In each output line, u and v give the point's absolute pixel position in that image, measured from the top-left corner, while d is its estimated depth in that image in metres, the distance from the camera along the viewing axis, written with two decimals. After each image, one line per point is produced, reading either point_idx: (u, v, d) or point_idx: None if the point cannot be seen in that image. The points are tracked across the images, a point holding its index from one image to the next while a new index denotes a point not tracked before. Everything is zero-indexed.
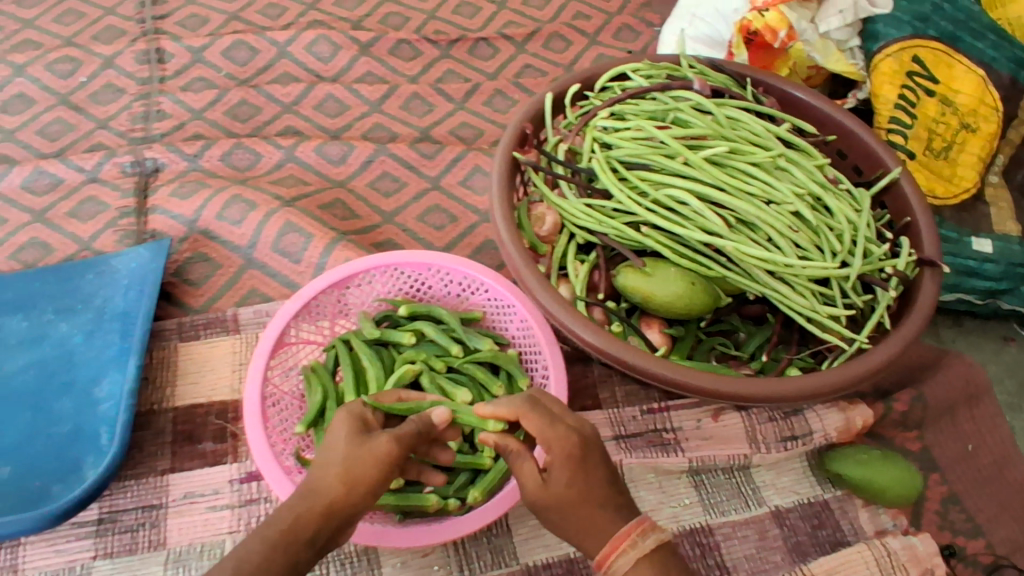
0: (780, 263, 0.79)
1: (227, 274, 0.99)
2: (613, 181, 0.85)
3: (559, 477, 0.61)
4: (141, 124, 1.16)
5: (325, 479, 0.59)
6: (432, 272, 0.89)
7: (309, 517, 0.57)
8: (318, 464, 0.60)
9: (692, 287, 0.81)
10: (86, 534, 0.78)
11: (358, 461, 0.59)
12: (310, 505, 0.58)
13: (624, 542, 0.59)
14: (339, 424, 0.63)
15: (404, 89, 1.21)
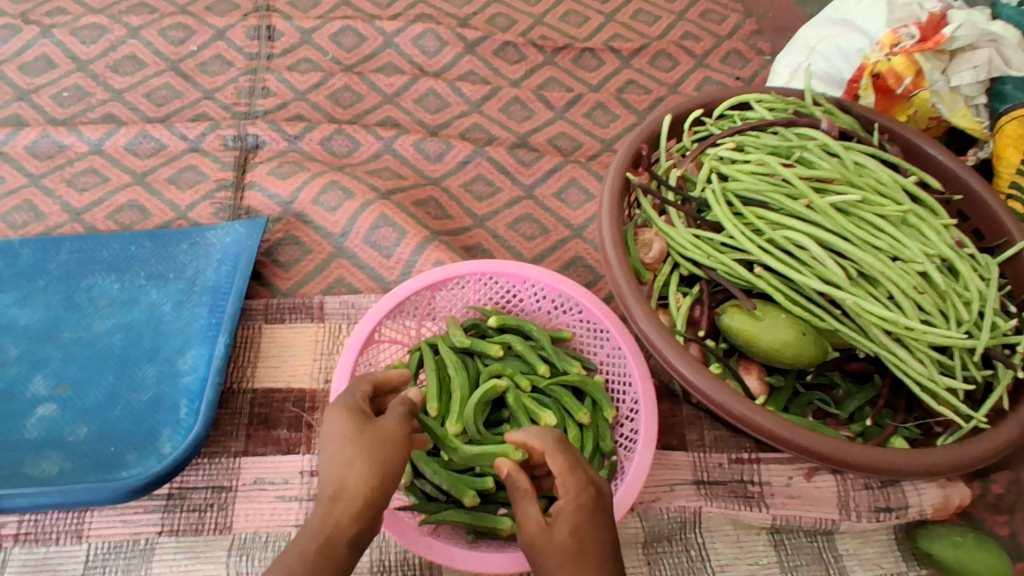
0: (901, 324, 0.75)
1: (317, 260, 0.98)
2: (728, 215, 0.82)
3: (563, 525, 0.58)
4: (246, 99, 1.17)
5: (348, 479, 0.57)
6: (525, 286, 0.87)
7: (345, 525, 0.56)
8: (333, 463, 0.58)
9: (802, 337, 0.77)
10: (154, 508, 0.77)
11: (376, 450, 0.58)
12: (337, 508, 0.56)
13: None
14: (342, 413, 0.61)
15: (507, 92, 1.20)
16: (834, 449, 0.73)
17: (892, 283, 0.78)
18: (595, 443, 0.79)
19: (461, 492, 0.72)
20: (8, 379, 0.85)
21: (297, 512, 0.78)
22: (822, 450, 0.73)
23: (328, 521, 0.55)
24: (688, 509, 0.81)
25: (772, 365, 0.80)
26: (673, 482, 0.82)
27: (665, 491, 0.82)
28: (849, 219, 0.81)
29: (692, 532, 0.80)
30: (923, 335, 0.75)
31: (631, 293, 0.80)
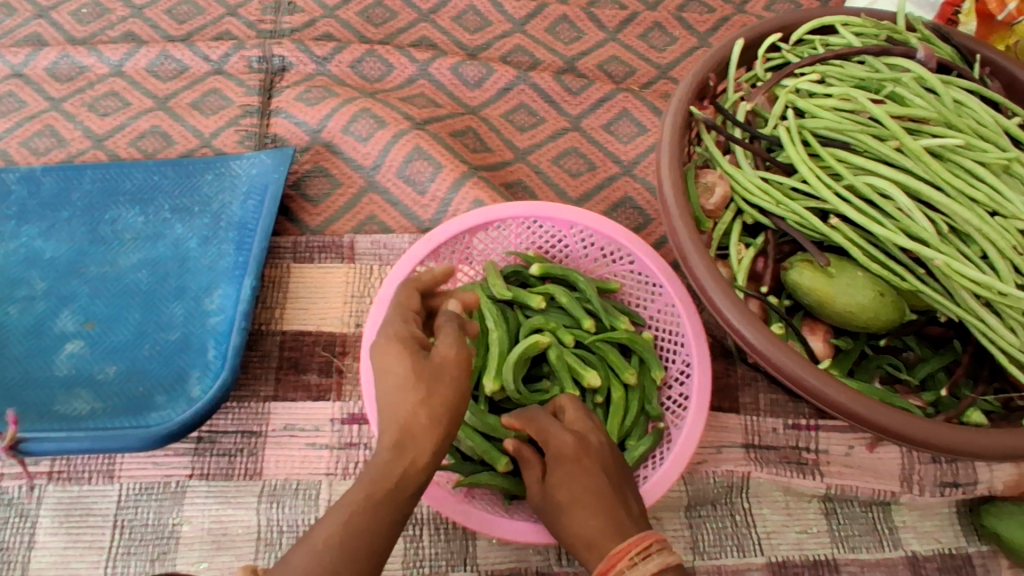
0: (996, 289, 0.67)
1: (347, 195, 0.92)
2: (804, 157, 0.73)
3: (554, 478, 0.59)
4: (271, 15, 1.08)
5: (412, 422, 0.48)
6: (572, 231, 0.80)
7: (406, 477, 0.48)
8: (392, 402, 0.49)
9: (880, 298, 0.69)
10: (185, 451, 0.77)
11: (441, 390, 0.50)
12: (398, 454, 0.48)
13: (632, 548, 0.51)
14: (402, 338, 0.51)
15: (554, 10, 1.08)
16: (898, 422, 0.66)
17: (989, 241, 0.68)
18: (640, 405, 0.74)
19: (494, 457, 0.70)
20: (36, 314, 0.83)
21: (328, 461, 0.76)
22: (881, 423, 0.67)
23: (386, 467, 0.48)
24: (736, 474, 0.77)
25: (842, 326, 0.73)
26: (722, 444, 0.77)
27: (713, 453, 0.77)
28: (944, 166, 0.71)
29: (738, 497, 0.77)
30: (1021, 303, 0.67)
31: (692, 248, 0.71)
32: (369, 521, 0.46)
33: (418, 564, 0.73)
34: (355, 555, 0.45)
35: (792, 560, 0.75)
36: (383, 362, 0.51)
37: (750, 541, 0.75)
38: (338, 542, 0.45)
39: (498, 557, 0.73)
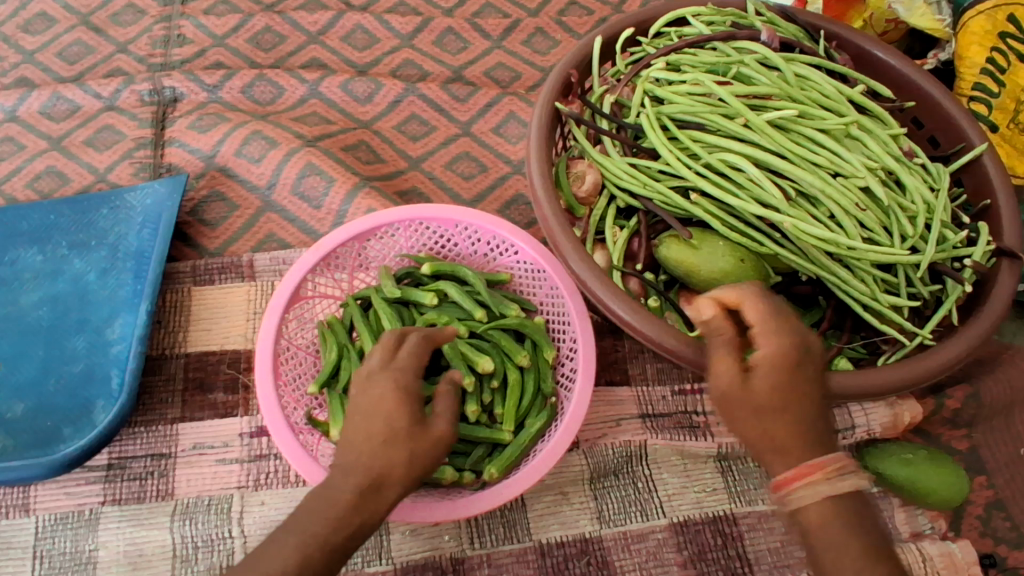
0: (842, 245, 0.68)
1: (245, 216, 0.94)
2: (664, 141, 0.75)
3: (761, 379, 0.54)
4: (161, 49, 1.10)
5: (382, 475, 0.54)
6: (459, 229, 0.83)
7: (357, 525, 0.52)
8: (365, 454, 0.54)
9: (741, 264, 0.72)
10: (95, 479, 0.77)
11: (417, 456, 0.55)
12: (356, 501, 0.53)
13: (815, 473, 0.52)
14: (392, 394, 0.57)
15: (439, 23, 1.12)
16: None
17: (834, 201, 0.70)
18: (536, 385, 0.78)
19: None
20: None
21: (239, 474, 0.78)
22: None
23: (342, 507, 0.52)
24: (634, 444, 0.81)
25: (714, 293, 0.75)
26: (619, 417, 0.82)
27: (612, 426, 0.82)
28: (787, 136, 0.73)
29: (639, 466, 0.81)
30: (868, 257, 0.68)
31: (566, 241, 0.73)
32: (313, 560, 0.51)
33: None
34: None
35: (693, 519, 0.79)
36: (367, 411, 0.56)
37: (653, 505, 0.79)
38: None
39: (412, 548, 0.75)
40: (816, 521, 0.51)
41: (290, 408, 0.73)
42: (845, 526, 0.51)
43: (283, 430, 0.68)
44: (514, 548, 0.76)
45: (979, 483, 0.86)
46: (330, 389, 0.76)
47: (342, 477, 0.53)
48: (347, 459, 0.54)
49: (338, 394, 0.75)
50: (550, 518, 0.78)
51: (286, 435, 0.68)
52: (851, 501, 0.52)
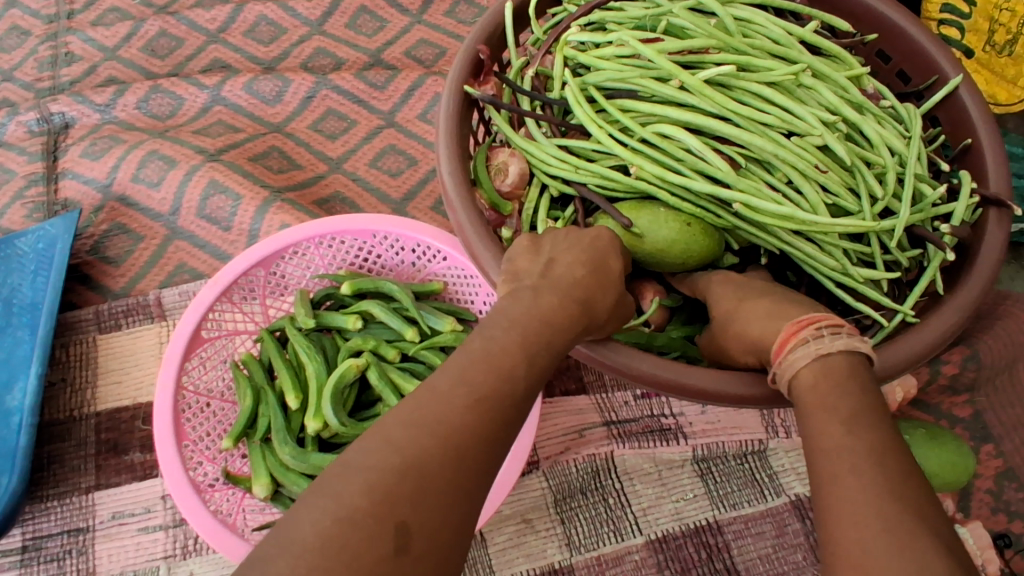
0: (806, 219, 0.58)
1: (150, 248, 0.86)
2: (593, 116, 0.61)
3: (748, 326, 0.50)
4: (48, 71, 0.99)
5: (512, 388, 0.40)
6: (378, 240, 0.74)
7: (490, 456, 0.37)
8: (509, 362, 0.40)
9: (688, 229, 0.59)
10: (10, 565, 0.69)
11: (613, 289, 0.49)
12: (491, 421, 0.38)
13: (804, 331, 0.45)
14: (552, 310, 0.44)
15: (351, 2, 1.03)
16: (729, 386, 0.51)
17: (789, 165, 0.59)
18: None
19: None
20: None
21: (164, 543, 0.70)
22: (710, 387, 0.51)
23: (469, 421, 0.37)
24: (599, 456, 0.74)
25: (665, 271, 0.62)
26: (582, 427, 0.74)
27: (575, 439, 0.74)
28: (731, 96, 0.61)
29: (608, 479, 0.73)
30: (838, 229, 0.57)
31: (492, 264, 0.56)
32: (432, 484, 0.34)
33: None
34: (485, 389, 0.39)
35: (673, 533, 0.71)
36: (515, 314, 0.44)
37: (627, 523, 0.71)
38: (461, 380, 0.38)
39: None
40: (807, 386, 0.43)
41: (196, 462, 0.65)
42: (841, 385, 0.42)
43: (190, 498, 0.60)
44: None
45: (988, 453, 0.79)
46: (248, 439, 0.68)
47: (467, 387, 0.38)
48: (469, 365, 0.39)
49: (259, 443, 0.68)
50: (515, 551, 0.69)
51: (194, 504, 0.60)
52: (847, 363, 0.43)
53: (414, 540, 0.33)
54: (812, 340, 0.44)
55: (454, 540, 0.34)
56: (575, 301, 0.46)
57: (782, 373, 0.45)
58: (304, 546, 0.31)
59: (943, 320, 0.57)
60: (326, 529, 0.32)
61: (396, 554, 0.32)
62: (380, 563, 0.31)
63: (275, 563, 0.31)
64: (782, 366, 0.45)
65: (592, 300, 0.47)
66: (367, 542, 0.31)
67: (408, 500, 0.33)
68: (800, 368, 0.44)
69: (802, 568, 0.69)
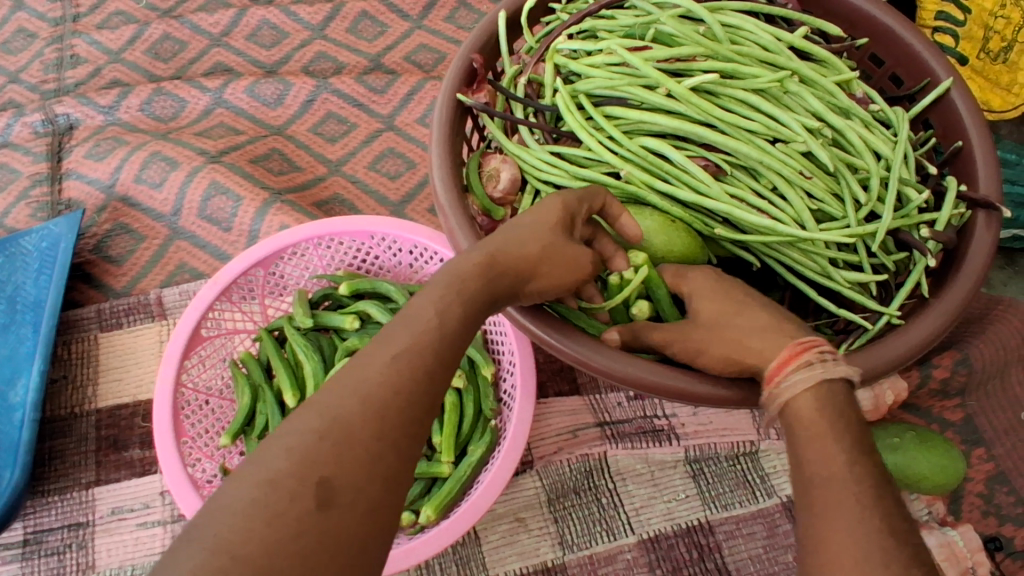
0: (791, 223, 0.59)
1: (152, 248, 0.87)
2: (583, 123, 0.62)
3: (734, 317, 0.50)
4: (54, 73, 1.01)
5: (426, 350, 0.41)
6: (376, 241, 0.76)
7: (417, 410, 0.39)
8: (424, 321, 0.42)
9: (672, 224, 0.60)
10: (12, 557, 0.71)
11: (552, 257, 0.49)
12: (410, 374, 0.39)
13: (803, 355, 0.45)
14: (478, 271, 0.46)
15: (352, 8, 1.05)
16: (714, 388, 0.51)
17: (775, 172, 0.60)
18: (476, 406, 0.70)
19: None
20: None
21: (162, 538, 0.71)
22: (697, 389, 0.52)
23: (389, 381, 0.38)
24: (593, 456, 0.74)
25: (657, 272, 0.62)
26: (575, 427, 0.75)
27: (568, 439, 0.75)
28: (718, 104, 0.62)
29: (601, 479, 0.74)
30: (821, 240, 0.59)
31: None
32: (352, 438, 0.36)
33: None
34: (410, 361, 0.40)
35: (664, 533, 0.71)
36: (436, 280, 0.45)
37: (619, 523, 0.72)
38: (391, 356, 0.39)
39: None
40: (809, 410, 0.43)
41: (193, 458, 0.66)
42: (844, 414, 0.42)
43: (184, 491, 0.61)
44: None
45: (979, 457, 0.79)
46: (245, 437, 0.69)
47: (385, 349, 0.40)
48: (390, 333, 0.41)
49: (256, 440, 0.69)
50: (508, 550, 0.70)
51: (189, 497, 0.61)
52: (844, 390, 0.44)
53: (339, 493, 0.34)
54: (816, 364, 0.44)
55: (385, 492, 0.36)
56: (486, 259, 0.47)
57: (778, 394, 0.45)
58: (228, 509, 0.33)
59: (934, 320, 0.58)
60: (247, 494, 0.33)
61: (321, 508, 0.33)
62: (304, 519, 0.33)
63: (201, 531, 0.32)
64: (777, 391, 0.45)
65: (516, 265, 0.48)
66: (289, 499, 0.33)
67: (330, 459, 0.35)
68: (802, 392, 0.44)
69: (792, 569, 0.70)
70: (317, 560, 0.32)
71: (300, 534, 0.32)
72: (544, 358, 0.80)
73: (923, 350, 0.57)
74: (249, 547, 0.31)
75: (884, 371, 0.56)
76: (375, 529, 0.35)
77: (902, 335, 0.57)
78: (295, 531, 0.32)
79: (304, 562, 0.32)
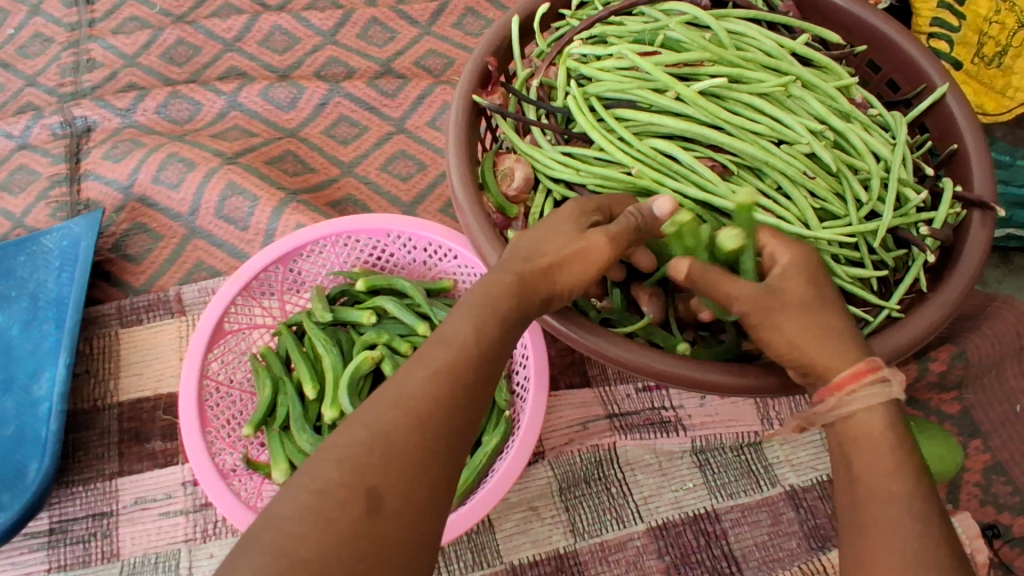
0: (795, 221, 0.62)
1: (170, 246, 0.89)
2: (595, 124, 0.65)
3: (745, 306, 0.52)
4: (70, 76, 1.03)
5: (467, 361, 0.43)
6: (392, 239, 0.78)
7: (457, 417, 0.41)
8: (460, 334, 0.44)
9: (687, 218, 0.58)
10: (38, 546, 0.73)
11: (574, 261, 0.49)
12: (451, 385, 0.42)
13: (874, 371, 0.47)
14: (511, 289, 0.47)
15: (362, 14, 1.07)
16: (725, 377, 0.54)
17: (779, 172, 0.63)
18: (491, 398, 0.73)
19: None
20: None
21: (185, 527, 0.73)
22: (710, 378, 0.54)
23: (431, 393, 0.41)
24: (602, 447, 0.77)
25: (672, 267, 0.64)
26: (585, 420, 0.78)
27: (579, 431, 0.77)
28: (725, 107, 0.65)
29: (611, 469, 0.76)
30: (824, 238, 0.61)
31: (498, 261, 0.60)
32: (395, 451, 0.38)
33: None
34: (450, 375, 0.42)
35: (672, 520, 0.74)
36: (469, 295, 0.47)
37: (629, 511, 0.74)
38: (432, 370, 0.42)
39: None
40: (876, 427, 0.46)
41: (218, 449, 0.68)
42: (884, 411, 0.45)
43: (214, 481, 0.63)
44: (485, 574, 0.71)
45: (976, 448, 0.82)
46: (267, 428, 0.71)
47: (424, 365, 0.42)
48: (430, 346, 0.44)
49: (277, 431, 0.71)
50: (521, 537, 0.72)
51: (218, 488, 0.63)
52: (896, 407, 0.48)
53: (385, 500, 0.37)
54: (892, 386, 0.47)
55: (428, 497, 0.39)
56: (517, 279, 0.47)
57: (848, 408, 0.47)
58: (285, 518, 0.36)
59: (932, 312, 0.60)
60: (300, 503, 0.36)
61: (369, 514, 0.37)
62: (356, 524, 0.36)
63: (259, 536, 0.36)
64: (840, 399, 0.47)
65: (544, 279, 0.48)
66: (339, 507, 0.36)
67: (377, 469, 0.38)
68: (876, 411, 0.46)
69: (797, 555, 0.72)
70: (367, 559, 0.36)
71: (351, 539, 0.36)
72: (555, 352, 0.82)
73: (921, 342, 0.60)
74: (309, 551, 0.35)
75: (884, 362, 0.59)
76: (422, 529, 0.38)
77: (901, 328, 0.59)
78: (346, 536, 0.36)
79: (358, 563, 0.35)
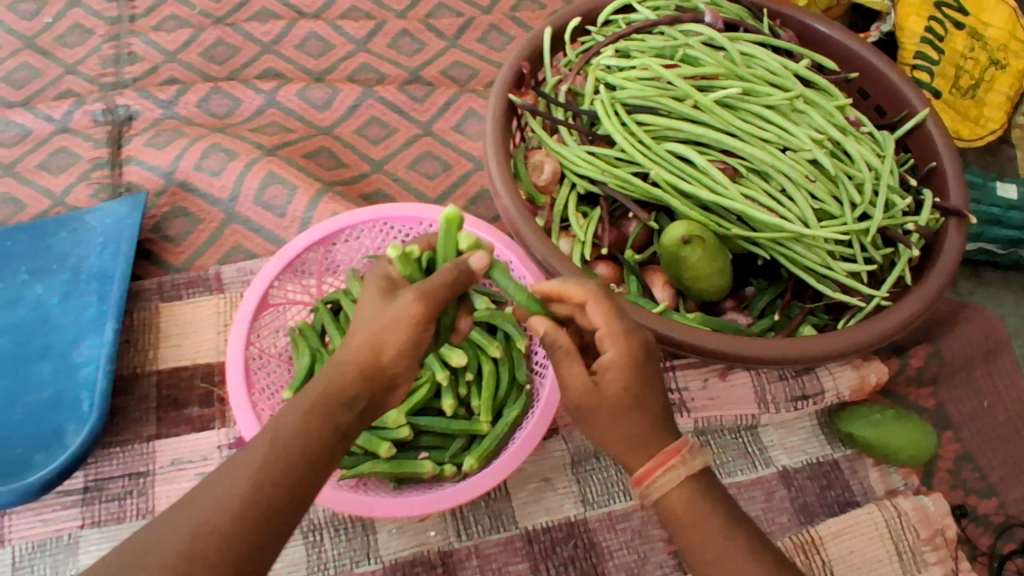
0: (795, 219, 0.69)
1: (208, 230, 0.95)
2: (618, 127, 0.72)
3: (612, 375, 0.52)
4: (111, 68, 1.09)
5: (271, 466, 0.45)
6: (423, 228, 0.84)
7: (239, 529, 0.43)
8: (271, 439, 0.46)
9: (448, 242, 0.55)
10: (72, 503, 0.76)
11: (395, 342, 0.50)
12: (242, 494, 0.44)
13: (674, 458, 0.52)
14: (326, 382, 0.49)
15: (393, 25, 1.14)
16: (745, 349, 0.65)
17: (783, 175, 0.71)
18: (511, 375, 0.78)
19: (376, 445, 0.71)
20: None
21: None
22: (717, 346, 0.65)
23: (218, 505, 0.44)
24: None
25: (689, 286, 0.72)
26: None
27: None
28: (737, 115, 0.72)
29: None
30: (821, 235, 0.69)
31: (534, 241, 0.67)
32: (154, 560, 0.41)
33: (322, 566, 0.74)
34: (247, 482, 0.44)
35: None
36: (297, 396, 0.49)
37: None
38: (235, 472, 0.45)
39: (399, 545, 0.75)
40: (680, 502, 0.52)
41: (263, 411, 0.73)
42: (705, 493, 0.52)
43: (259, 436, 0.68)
44: (501, 537, 0.76)
45: (948, 438, 0.90)
46: None
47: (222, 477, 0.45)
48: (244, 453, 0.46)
49: None
50: (535, 505, 0.78)
51: None
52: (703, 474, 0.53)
53: None
54: (681, 466, 0.52)
55: None
56: (331, 375, 0.49)
57: (649, 492, 0.53)
58: None
59: (915, 304, 0.69)
60: None
61: None
62: None
63: None
64: (649, 483, 0.52)
65: (363, 365, 0.50)
66: None
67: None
68: (664, 488, 0.52)
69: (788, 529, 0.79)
70: None
71: None
72: None
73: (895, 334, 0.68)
74: None
75: (871, 346, 0.68)
76: None
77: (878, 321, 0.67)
78: None
79: None
